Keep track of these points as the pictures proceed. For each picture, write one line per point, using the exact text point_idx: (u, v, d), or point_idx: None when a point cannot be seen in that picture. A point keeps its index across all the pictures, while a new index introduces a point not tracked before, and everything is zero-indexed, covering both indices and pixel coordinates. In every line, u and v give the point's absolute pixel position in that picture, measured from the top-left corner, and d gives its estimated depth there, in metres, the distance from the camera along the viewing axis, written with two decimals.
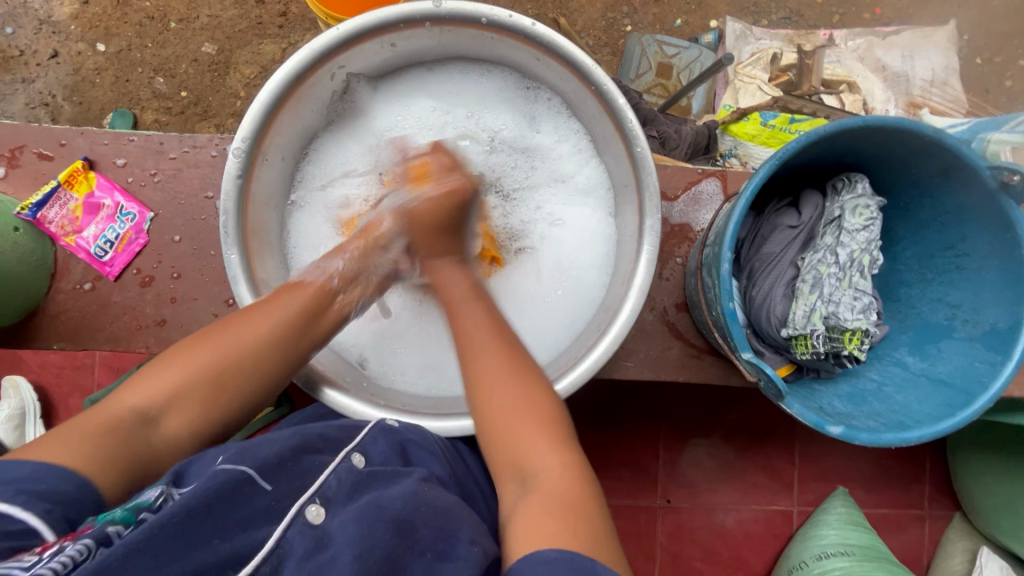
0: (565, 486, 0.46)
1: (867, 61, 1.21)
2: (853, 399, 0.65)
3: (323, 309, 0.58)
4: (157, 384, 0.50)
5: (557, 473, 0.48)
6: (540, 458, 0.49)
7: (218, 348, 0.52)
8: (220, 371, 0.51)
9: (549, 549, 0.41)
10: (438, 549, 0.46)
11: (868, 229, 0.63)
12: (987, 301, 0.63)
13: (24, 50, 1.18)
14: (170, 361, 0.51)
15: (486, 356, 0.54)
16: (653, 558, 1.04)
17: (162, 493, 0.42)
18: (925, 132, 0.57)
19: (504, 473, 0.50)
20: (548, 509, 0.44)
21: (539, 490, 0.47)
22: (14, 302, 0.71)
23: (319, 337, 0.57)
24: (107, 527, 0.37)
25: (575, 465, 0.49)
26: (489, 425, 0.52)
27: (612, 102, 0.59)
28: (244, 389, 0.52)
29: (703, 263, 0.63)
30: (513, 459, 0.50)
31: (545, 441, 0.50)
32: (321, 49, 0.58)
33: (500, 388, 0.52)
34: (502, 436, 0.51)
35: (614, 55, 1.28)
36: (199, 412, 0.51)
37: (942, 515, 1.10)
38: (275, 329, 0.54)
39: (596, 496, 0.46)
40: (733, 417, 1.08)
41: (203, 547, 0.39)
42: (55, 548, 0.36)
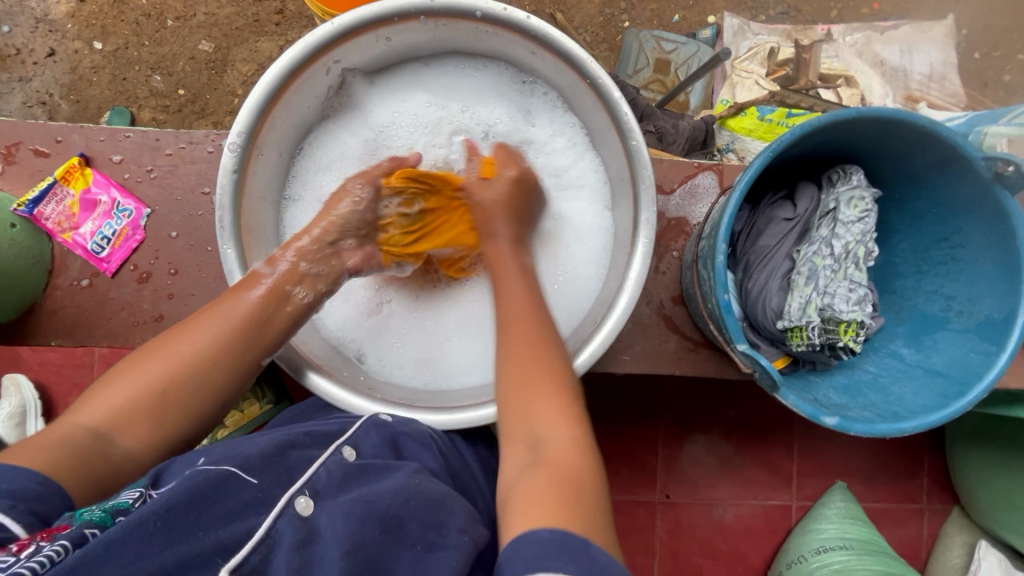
0: (571, 458, 0.47)
1: (865, 56, 1.21)
2: (848, 391, 0.65)
3: (272, 313, 0.57)
4: (103, 404, 0.50)
5: (566, 444, 0.48)
6: (551, 428, 0.49)
7: (163, 361, 0.52)
8: (163, 385, 0.51)
9: (544, 529, 0.40)
10: (428, 540, 0.46)
11: (863, 221, 0.63)
12: (983, 292, 0.63)
13: (21, 49, 1.18)
14: (117, 380, 0.51)
15: (519, 322, 0.55)
16: (652, 553, 1.05)
17: (140, 496, 0.42)
18: (920, 123, 0.57)
19: (512, 439, 0.50)
20: (552, 481, 0.44)
21: (546, 462, 0.47)
22: (12, 297, 0.71)
23: (267, 346, 0.56)
24: (84, 528, 0.36)
25: (584, 438, 0.49)
26: (510, 388, 0.52)
27: (606, 96, 0.59)
28: (192, 399, 0.52)
29: (698, 256, 0.64)
30: (524, 425, 0.50)
31: (556, 411, 0.50)
32: (315, 43, 0.58)
33: (529, 352, 0.53)
34: (516, 400, 0.51)
35: (611, 51, 1.28)
36: (147, 431, 0.50)
37: (940, 509, 1.10)
38: (218, 339, 0.54)
39: (600, 481, 0.46)
40: (731, 413, 1.08)
41: (187, 539, 0.39)
42: (33, 549, 0.35)
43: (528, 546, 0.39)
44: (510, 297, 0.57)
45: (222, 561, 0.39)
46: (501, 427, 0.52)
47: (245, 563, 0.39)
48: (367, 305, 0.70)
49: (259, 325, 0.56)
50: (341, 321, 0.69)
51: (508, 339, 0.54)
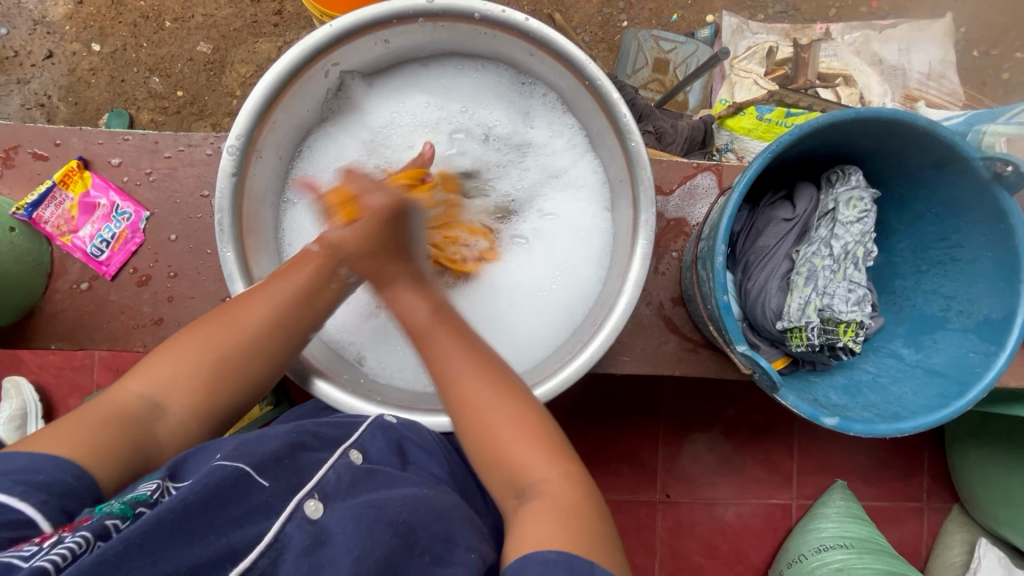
0: (565, 495, 0.47)
1: (863, 55, 1.21)
2: (848, 391, 0.65)
3: (319, 290, 0.56)
4: (159, 371, 0.51)
5: (555, 482, 0.48)
6: (536, 469, 0.49)
7: (216, 330, 0.53)
8: (218, 356, 0.52)
9: (549, 550, 0.42)
10: (436, 553, 0.46)
11: (862, 221, 0.63)
12: (981, 292, 0.63)
13: (18, 51, 1.18)
14: (173, 348, 0.52)
15: (467, 380, 0.51)
16: (653, 553, 1.05)
17: (158, 488, 0.43)
18: (918, 124, 0.57)
19: (500, 482, 0.50)
20: (550, 515, 0.46)
21: (538, 500, 0.47)
22: (12, 301, 0.71)
23: (318, 319, 0.56)
24: (105, 520, 0.38)
25: (572, 469, 0.49)
26: (477, 439, 0.50)
27: (605, 97, 0.59)
28: (242, 370, 0.53)
29: (698, 257, 0.64)
30: (507, 471, 0.50)
31: (538, 450, 0.50)
32: (314, 46, 0.58)
33: (486, 404, 0.50)
34: (491, 450, 0.50)
35: (610, 51, 1.28)
36: (202, 398, 0.52)
37: (940, 507, 1.10)
38: (272, 312, 0.53)
39: (594, 501, 0.48)
40: (732, 412, 1.08)
41: (198, 543, 0.39)
42: (54, 540, 0.36)
43: (530, 567, 0.41)
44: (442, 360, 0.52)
45: (229, 567, 0.39)
46: (484, 472, 0.51)
47: (254, 567, 0.40)
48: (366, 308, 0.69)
49: (307, 298, 0.55)
50: (341, 326, 0.69)
51: (459, 395, 0.51)
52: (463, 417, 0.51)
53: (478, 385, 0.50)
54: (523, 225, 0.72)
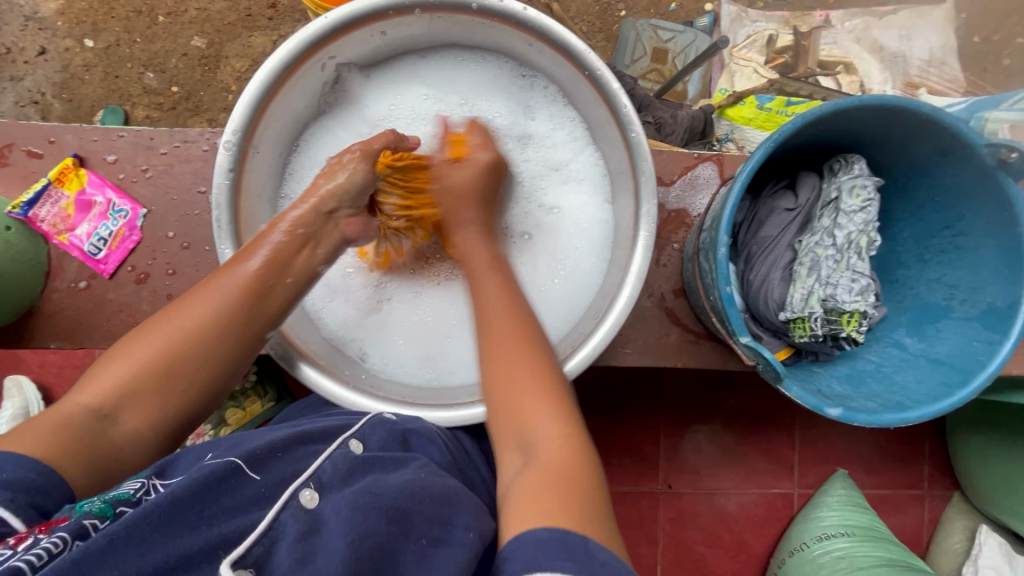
0: (564, 458, 0.45)
1: (864, 42, 1.20)
2: (851, 380, 0.65)
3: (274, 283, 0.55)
4: (103, 385, 0.49)
5: (557, 443, 0.46)
6: (540, 428, 0.47)
7: (164, 337, 0.51)
8: (165, 364, 0.50)
9: (541, 528, 0.39)
10: (434, 535, 0.45)
11: (866, 211, 0.63)
12: (986, 280, 0.63)
13: (11, 48, 1.17)
14: (115, 360, 0.50)
15: (501, 322, 0.53)
16: (655, 543, 1.05)
17: (142, 487, 0.42)
18: (922, 111, 0.56)
19: (505, 441, 0.49)
20: (544, 481, 0.43)
21: (537, 463, 0.45)
22: (9, 301, 0.70)
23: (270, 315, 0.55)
24: (84, 519, 0.37)
25: (577, 433, 0.47)
26: (499, 388, 0.50)
27: (605, 88, 0.59)
28: (192, 383, 0.51)
29: (700, 248, 0.63)
30: (514, 427, 0.48)
31: (548, 407, 0.48)
32: (311, 39, 0.57)
33: (512, 353, 0.51)
34: (507, 404, 0.49)
35: (608, 41, 1.27)
36: (155, 408, 0.50)
37: (941, 495, 1.10)
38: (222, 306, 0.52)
39: (595, 473, 0.45)
40: (732, 402, 1.08)
41: (188, 533, 0.39)
42: (31, 540, 0.35)
43: (525, 546, 0.38)
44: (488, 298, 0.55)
45: (224, 554, 0.38)
46: (494, 431, 0.50)
47: (248, 555, 0.38)
48: (361, 281, 0.70)
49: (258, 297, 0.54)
50: (331, 292, 0.69)
51: (492, 341, 0.52)
52: (489, 370, 0.51)
53: (511, 328, 0.52)
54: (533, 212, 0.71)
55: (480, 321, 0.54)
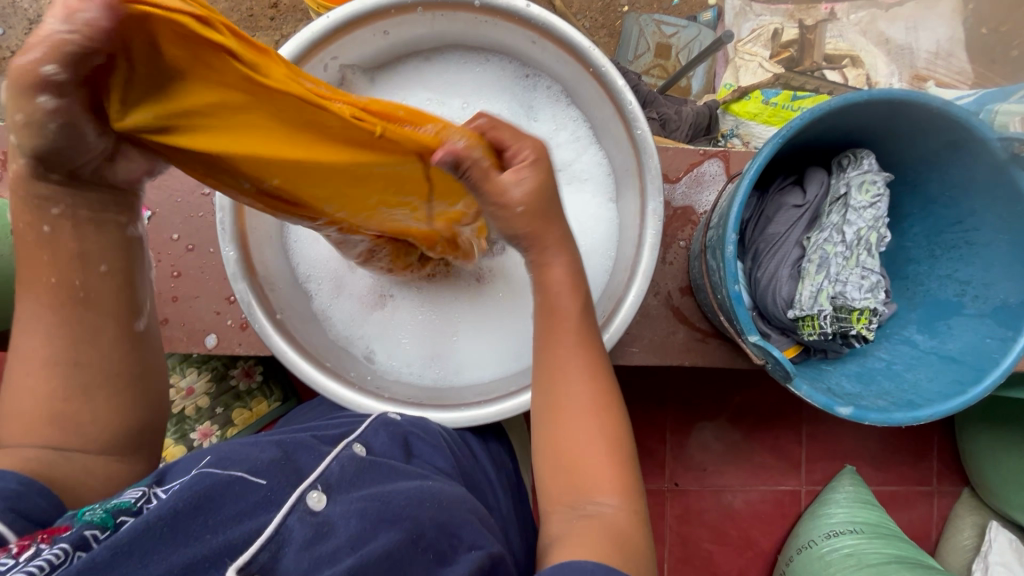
0: (623, 526, 0.47)
1: (870, 35, 1.19)
2: (861, 378, 0.65)
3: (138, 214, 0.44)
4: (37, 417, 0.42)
5: (616, 510, 0.48)
6: (602, 492, 0.48)
7: (38, 375, 0.42)
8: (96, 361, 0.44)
9: (587, 562, 0.41)
10: (440, 550, 0.45)
11: (875, 206, 0.62)
12: (998, 277, 0.62)
13: (15, 51, 1.17)
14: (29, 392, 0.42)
15: (576, 378, 0.52)
16: (663, 541, 1.05)
17: (143, 495, 0.40)
18: (934, 105, 0.55)
19: (561, 493, 0.50)
20: (604, 539, 0.45)
21: (594, 520, 0.47)
22: (15, 305, 0.71)
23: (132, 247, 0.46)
24: (84, 530, 0.35)
25: (634, 502, 0.49)
26: (567, 450, 0.51)
27: (610, 84, 0.58)
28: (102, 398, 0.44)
29: (707, 246, 0.63)
30: (574, 485, 0.50)
31: (611, 472, 0.49)
32: (314, 37, 0.57)
33: (582, 413, 0.51)
34: (569, 462, 0.50)
35: (611, 37, 1.26)
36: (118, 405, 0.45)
37: (950, 491, 1.10)
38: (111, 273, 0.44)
39: (646, 542, 0.47)
40: (738, 399, 1.07)
41: (194, 543, 0.38)
42: (31, 552, 0.33)
43: (570, 574, 0.40)
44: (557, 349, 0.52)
45: (229, 561, 0.38)
46: (552, 481, 0.51)
47: (253, 562, 0.39)
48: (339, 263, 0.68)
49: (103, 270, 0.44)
50: (313, 262, 0.69)
51: (565, 397, 0.52)
52: (557, 426, 0.51)
53: (587, 390, 0.51)
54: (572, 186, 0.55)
55: (549, 371, 0.53)
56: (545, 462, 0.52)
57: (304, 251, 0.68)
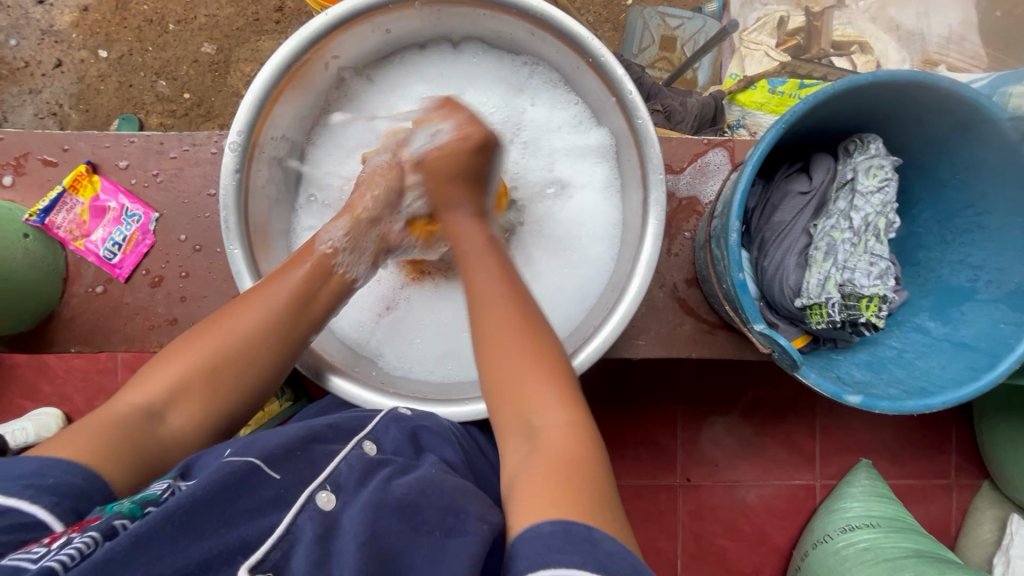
0: (569, 444, 0.45)
1: (880, 21, 1.17)
2: (871, 367, 0.64)
3: (316, 289, 0.58)
4: (156, 383, 0.51)
5: (560, 428, 0.46)
6: (544, 414, 0.48)
7: (214, 346, 0.52)
8: (219, 364, 0.52)
9: (545, 522, 0.39)
10: (446, 526, 0.44)
11: (883, 191, 0.61)
12: (1011, 261, 0.61)
13: (29, 61, 1.19)
14: (171, 357, 0.52)
15: (498, 307, 0.53)
16: (675, 537, 1.04)
17: (168, 487, 0.42)
18: (942, 86, 0.54)
19: (507, 428, 0.49)
20: (551, 467, 0.43)
21: (542, 449, 0.45)
22: (26, 308, 0.71)
23: (311, 323, 0.57)
24: (113, 519, 0.37)
25: (580, 419, 0.48)
26: (494, 379, 0.50)
27: (610, 75, 0.58)
28: (236, 387, 0.53)
29: (711, 236, 0.62)
30: (516, 413, 0.49)
31: (549, 393, 0.49)
32: (311, 36, 0.57)
33: (509, 340, 0.51)
34: (508, 392, 0.50)
35: (615, 31, 1.25)
36: (201, 410, 0.51)
37: (969, 484, 1.07)
38: (270, 314, 0.54)
39: (598, 457, 0.45)
40: (752, 394, 1.06)
41: (210, 536, 0.38)
42: (63, 540, 0.35)
43: (529, 542, 0.38)
44: (485, 289, 0.54)
45: (242, 559, 0.38)
46: (496, 420, 0.50)
47: (266, 559, 0.39)
48: (371, 298, 0.70)
49: (298, 311, 0.55)
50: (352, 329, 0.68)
51: (486, 321, 0.53)
52: (485, 356, 0.52)
53: (506, 315, 0.52)
54: (561, 195, 0.70)
55: (473, 303, 0.55)
56: (488, 399, 0.51)
57: (347, 323, 0.68)
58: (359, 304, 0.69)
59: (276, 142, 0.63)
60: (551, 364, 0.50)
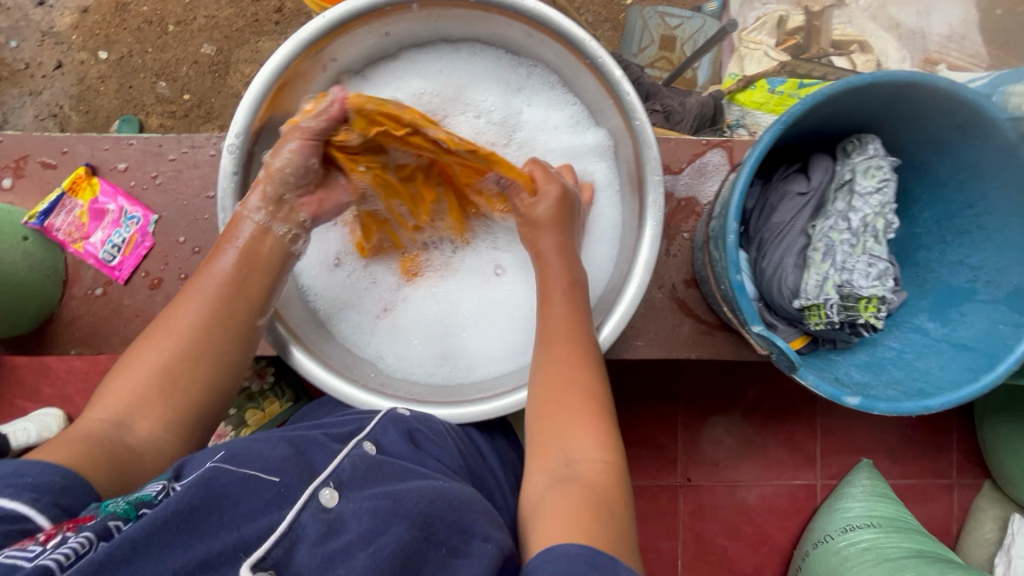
0: (603, 483, 0.48)
1: (880, 20, 1.17)
2: (871, 368, 0.64)
3: (248, 275, 0.57)
4: (116, 399, 0.50)
5: (596, 467, 0.50)
6: (584, 450, 0.50)
7: (158, 353, 0.52)
8: (171, 368, 0.52)
9: (571, 544, 0.42)
10: (453, 545, 0.45)
11: (882, 191, 0.61)
12: (1011, 261, 0.61)
13: (29, 63, 1.19)
14: (124, 373, 0.52)
15: (561, 334, 0.56)
16: (676, 537, 1.04)
17: (163, 489, 0.42)
18: (940, 85, 0.54)
19: (543, 451, 0.52)
20: (582, 499, 0.46)
21: (576, 480, 0.48)
22: (27, 310, 0.71)
23: (249, 309, 0.57)
24: (108, 520, 0.37)
25: (614, 463, 0.51)
26: (542, 408, 0.53)
27: (608, 76, 0.58)
28: (197, 377, 0.53)
29: (710, 237, 0.61)
30: (556, 442, 0.52)
31: (590, 432, 0.52)
32: (307, 38, 0.56)
33: (562, 373, 0.54)
34: (550, 424, 0.53)
35: (615, 31, 1.25)
36: (166, 413, 0.51)
37: (971, 484, 1.07)
38: (204, 311, 0.54)
39: (623, 498, 0.49)
40: (753, 394, 1.06)
41: (210, 536, 0.38)
42: (58, 540, 0.35)
43: (553, 559, 0.41)
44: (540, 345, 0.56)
45: (244, 556, 0.38)
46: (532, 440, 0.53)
47: (267, 558, 0.38)
48: (346, 260, 0.69)
49: (228, 296, 0.55)
50: (321, 287, 0.68)
51: (549, 359, 0.55)
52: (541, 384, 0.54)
53: (568, 352, 0.55)
54: None
55: (540, 331, 0.57)
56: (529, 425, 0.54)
57: (315, 276, 0.68)
58: (332, 261, 0.69)
59: (272, 146, 0.63)
60: (596, 408, 0.53)
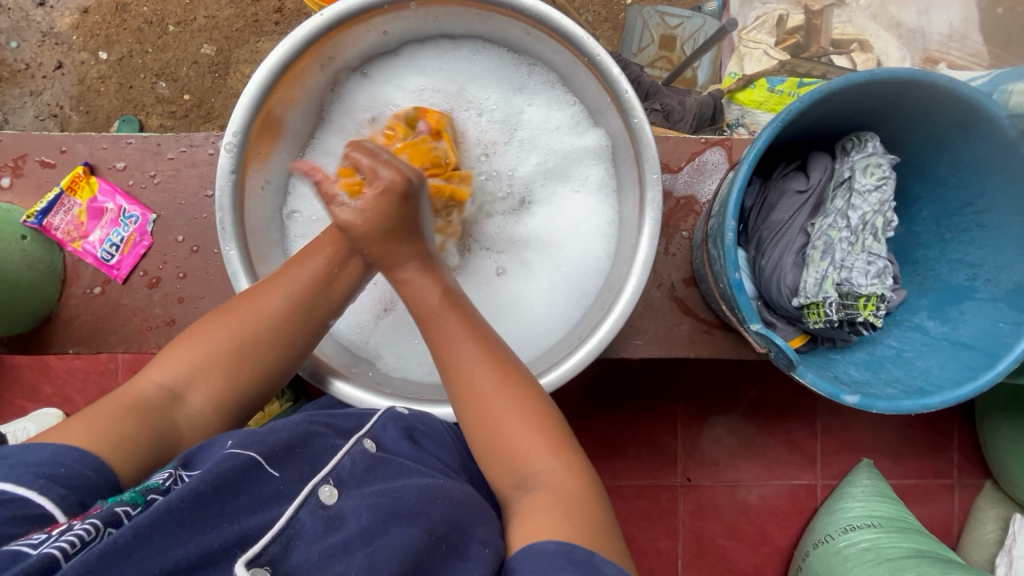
0: (569, 487, 0.47)
1: (880, 19, 1.16)
2: (870, 367, 0.63)
3: (335, 274, 0.54)
4: (175, 365, 0.51)
5: (557, 474, 0.47)
6: (538, 462, 0.48)
7: (227, 332, 0.52)
8: (237, 350, 0.51)
9: (548, 541, 0.42)
10: (452, 540, 0.44)
11: (881, 189, 0.61)
12: (1011, 259, 0.60)
13: (29, 63, 1.19)
14: (190, 339, 0.52)
15: (472, 358, 0.50)
16: (676, 537, 1.03)
17: (170, 477, 0.43)
18: (939, 83, 0.54)
19: (500, 469, 0.49)
20: (552, 508, 0.45)
21: (540, 491, 0.47)
22: (26, 309, 0.71)
23: (331, 305, 0.54)
24: (114, 508, 0.38)
25: (574, 461, 0.49)
26: (483, 434, 0.50)
27: (606, 74, 0.57)
28: (262, 361, 0.52)
29: (708, 235, 0.61)
30: (508, 461, 0.49)
31: (538, 442, 0.49)
32: (307, 36, 0.56)
33: (488, 393, 0.50)
34: (496, 445, 0.49)
35: (615, 30, 1.25)
36: (218, 391, 0.52)
37: (972, 484, 1.07)
38: (286, 302, 0.52)
39: (596, 494, 0.48)
40: (753, 394, 1.05)
41: (212, 530, 0.38)
42: (64, 527, 0.36)
43: (533, 557, 0.41)
44: (454, 351, 0.50)
45: (239, 553, 0.38)
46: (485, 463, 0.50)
47: (264, 555, 0.38)
48: (375, 307, 0.69)
49: (317, 290, 0.53)
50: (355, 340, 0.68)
51: (468, 383, 0.50)
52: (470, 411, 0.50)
53: (487, 374, 0.50)
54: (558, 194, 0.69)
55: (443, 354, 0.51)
56: (475, 449, 0.51)
57: (349, 333, 0.68)
58: (362, 312, 0.68)
59: (269, 145, 0.63)
60: (539, 413, 0.50)
